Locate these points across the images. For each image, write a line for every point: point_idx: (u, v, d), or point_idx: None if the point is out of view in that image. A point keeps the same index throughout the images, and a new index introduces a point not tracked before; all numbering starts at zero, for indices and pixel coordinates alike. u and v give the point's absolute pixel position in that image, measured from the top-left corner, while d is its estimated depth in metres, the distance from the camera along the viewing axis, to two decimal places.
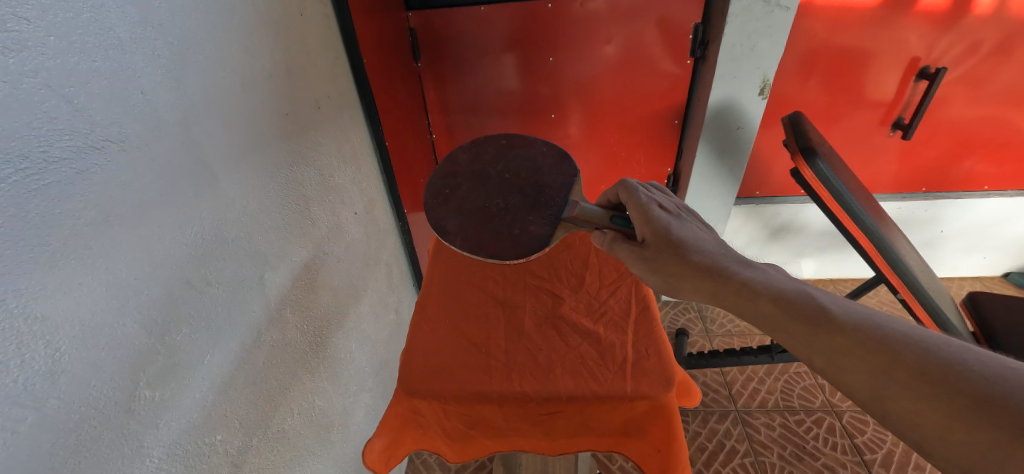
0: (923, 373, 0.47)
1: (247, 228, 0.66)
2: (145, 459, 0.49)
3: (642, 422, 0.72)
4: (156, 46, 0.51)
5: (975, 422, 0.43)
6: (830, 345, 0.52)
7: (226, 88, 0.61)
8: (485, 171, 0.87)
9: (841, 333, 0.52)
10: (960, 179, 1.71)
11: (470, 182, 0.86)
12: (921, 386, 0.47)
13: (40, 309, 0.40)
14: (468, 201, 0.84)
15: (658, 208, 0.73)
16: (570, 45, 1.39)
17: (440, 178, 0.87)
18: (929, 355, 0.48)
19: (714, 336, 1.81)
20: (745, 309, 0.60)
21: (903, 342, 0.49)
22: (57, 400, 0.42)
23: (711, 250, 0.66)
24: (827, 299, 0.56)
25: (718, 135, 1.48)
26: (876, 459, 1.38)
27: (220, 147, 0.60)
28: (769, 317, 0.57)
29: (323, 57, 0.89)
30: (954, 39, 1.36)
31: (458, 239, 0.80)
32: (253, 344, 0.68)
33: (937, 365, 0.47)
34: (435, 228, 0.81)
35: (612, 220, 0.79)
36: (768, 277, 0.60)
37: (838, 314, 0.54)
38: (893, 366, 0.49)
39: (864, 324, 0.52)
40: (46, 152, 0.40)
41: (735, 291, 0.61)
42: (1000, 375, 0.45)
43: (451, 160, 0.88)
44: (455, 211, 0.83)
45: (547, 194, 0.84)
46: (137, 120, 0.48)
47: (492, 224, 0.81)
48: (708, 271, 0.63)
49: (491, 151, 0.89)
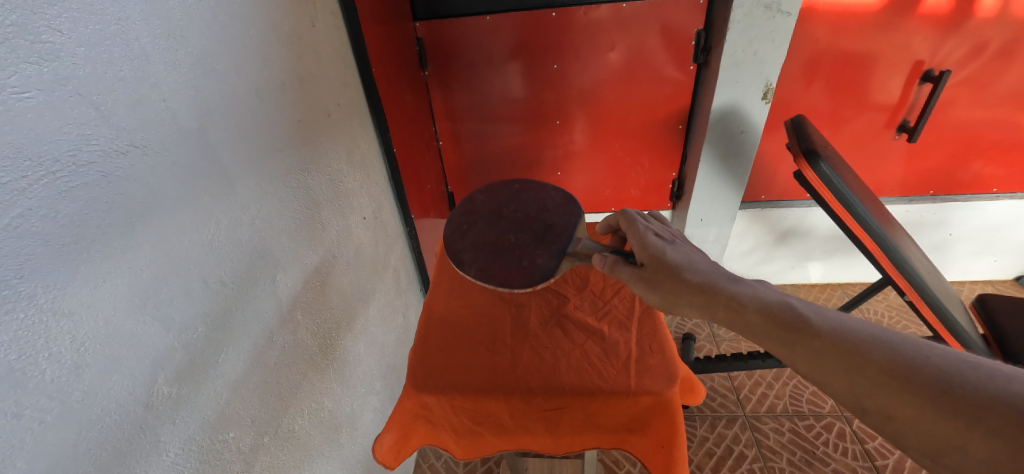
0: (893, 371, 0.49)
1: (261, 231, 0.68)
2: (161, 453, 0.51)
3: (647, 420, 0.73)
4: (178, 56, 0.53)
5: (940, 413, 0.45)
6: (810, 350, 0.53)
7: (241, 96, 0.64)
8: (498, 211, 0.90)
9: (819, 338, 0.53)
10: (969, 182, 1.70)
11: (486, 219, 0.89)
12: (894, 382, 0.48)
13: (67, 304, 0.42)
14: (484, 235, 0.86)
15: (654, 235, 0.75)
16: (575, 53, 1.42)
17: (459, 217, 0.90)
18: (900, 354, 0.49)
19: (722, 341, 1.80)
20: (734, 320, 0.60)
21: (872, 343, 0.51)
22: (81, 393, 0.43)
23: (705, 269, 0.66)
24: (805, 306, 0.58)
25: (722, 139, 1.48)
26: (888, 465, 1.36)
27: (236, 154, 0.63)
28: (755, 327, 0.58)
29: (335, 66, 0.92)
30: (958, 41, 1.37)
31: (473, 268, 0.81)
32: (265, 343, 0.69)
33: (906, 363, 0.49)
34: (451, 253, 0.83)
35: (612, 253, 0.78)
36: (754, 289, 0.61)
37: (815, 321, 0.55)
38: (867, 365, 0.50)
39: (837, 329, 0.54)
40: (75, 156, 0.42)
41: (724, 304, 0.61)
42: (963, 368, 0.47)
43: (468, 201, 0.92)
44: (472, 243, 0.85)
45: (560, 226, 0.86)
46: (159, 127, 0.50)
47: (507, 255, 0.82)
48: (701, 288, 0.64)
49: (506, 194, 0.93)
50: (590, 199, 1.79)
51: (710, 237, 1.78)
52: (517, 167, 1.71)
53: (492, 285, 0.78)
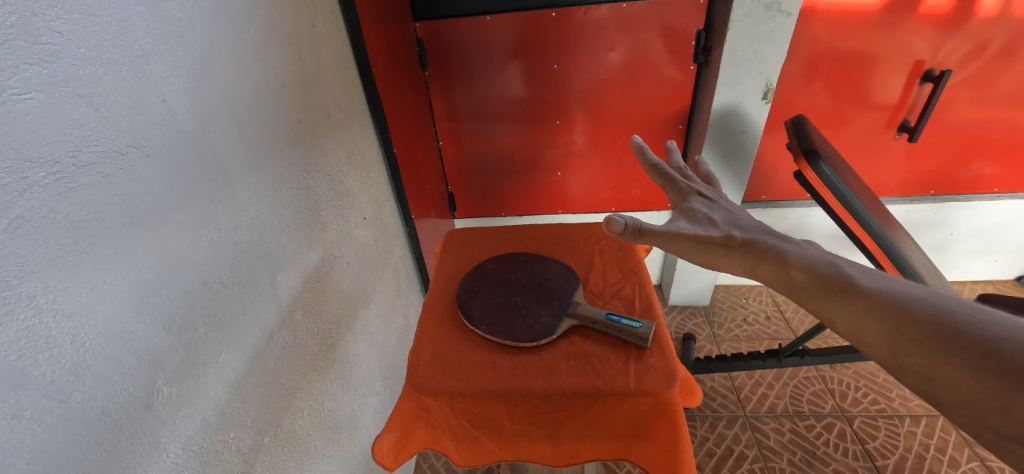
0: (936, 330, 0.46)
1: (261, 232, 0.68)
2: (162, 454, 0.51)
3: (647, 421, 0.72)
4: (178, 57, 0.53)
5: (980, 372, 0.42)
6: (850, 308, 0.52)
7: (241, 97, 0.64)
8: (507, 277, 0.88)
9: (860, 296, 0.52)
10: (970, 181, 1.70)
11: (495, 282, 0.87)
12: (934, 341, 0.46)
13: (67, 305, 0.42)
14: (494, 295, 0.84)
15: (698, 198, 0.78)
16: (575, 52, 1.42)
17: (469, 280, 0.88)
18: (944, 315, 0.47)
19: (722, 341, 1.80)
20: (775, 278, 0.61)
21: (920, 303, 0.49)
22: (81, 393, 0.43)
23: (747, 228, 0.69)
24: (854, 269, 0.56)
25: (723, 139, 1.48)
26: (888, 465, 1.36)
27: (236, 154, 0.63)
28: (796, 285, 0.58)
29: (335, 66, 0.92)
30: (958, 41, 1.37)
31: (484, 323, 0.79)
32: (265, 343, 0.69)
33: (951, 323, 0.46)
34: (461, 309, 0.81)
35: (608, 317, 0.77)
36: (802, 249, 0.61)
37: (860, 282, 0.54)
38: (908, 324, 0.48)
39: (883, 289, 0.52)
40: (75, 157, 0.42)
41: (766, 261, 0.62)
42: (1012, 329, 0.43)
43: (478, 267, 0.90)
44: (483, 301, 0.82)
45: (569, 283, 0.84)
46: (159, 127, 0.50)
47: (517, 311, 0.80)
48: (742, 243, 0.65)
49: (515, 262, 0.91)
50: (590, 199, 1.79)
51: None
52: (517, 167, 1.70)
53: (500, 339, 0.76)
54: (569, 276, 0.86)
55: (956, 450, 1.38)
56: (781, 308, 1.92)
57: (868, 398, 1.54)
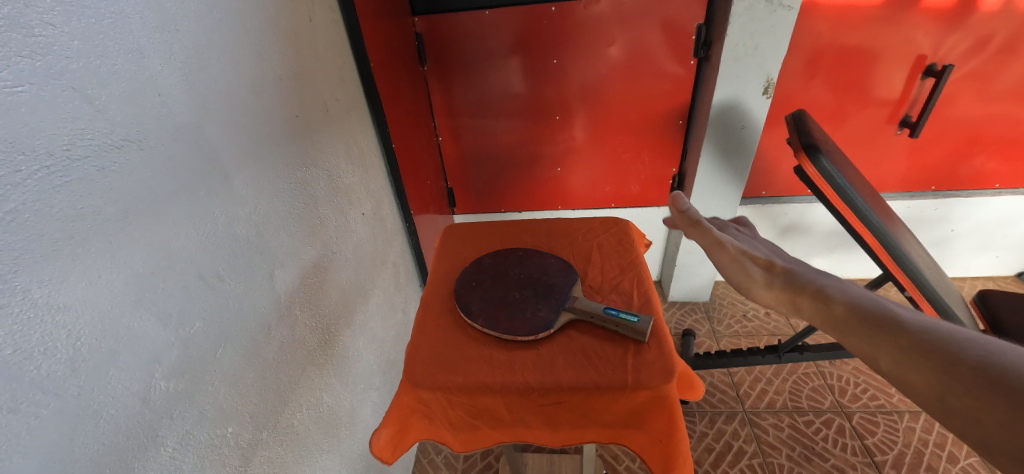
0: (992, 374, 0.39)
1: (259, 226, 0.68)
2: (159, 448, 0.51)
3: (644, 414, 0.72)
4: (173, 50, 0.53)
5: None
6: (890, 341, 0.46)
7: (237, 91, 0.63)
8: (505, 271, 0.87)
9: (903, 331, 0.46)
10: (972, 178, 1.69)
11: (493, 277, 0.87)
12: (989, 384, 0.39)
13: (62, 299, 0.42)
14: (492, 290, 0.84)
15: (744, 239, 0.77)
16: (575, 47, 1.41)
17: (467, 274, 0.88)
18: (1003, 357, 0.40)
19: (721, 337, 1.80)
20: (813, 310, 0.55)
21: (972, 343, 0.42)
22: (77, 387, 0.43)
23: (791, 264, 0.65)
24: (901, 308, 0.50)
25: (723, 134, 1.47)
26: (887, 460, 1.36)
27: (232, 149, 0.62)
28: (834, 316, 0.52)
29: (332, 60, 0.92)
30: (961, 35, 1.36)
31: (480, 317, 0.78)
32: (263, 338, 0.70)
33: (1011, 366, 0.39)
34: (459, 304, 0.81)
35: (606, 311, 0.77)
36: (846, 285, 0.56)
37: (905, 317, 0.47)
38: (960, 364, 0.41)
39: (930, 326, 0.45)
40: (69, 150, 0.42)
41: (806, 294, 0.57)
42: None
43: (476, 262, 0.90)
44: (481, 296, 0.82)
45: (567, 277, 0.84)
46: (154, 121, 0.50)
47: (514, 306, 0.80)
48: (785, 277, 0.62)
49: (513, 257, 0.91)
50: (589, 194, 1.78)
51: None
52: (516, 163, 1.70)
53: (497, 333, 0.76)
54: (567, 270, 0.86)
55: (955, 446, 1.38)
56: None
57: (868, 394, 1.54)
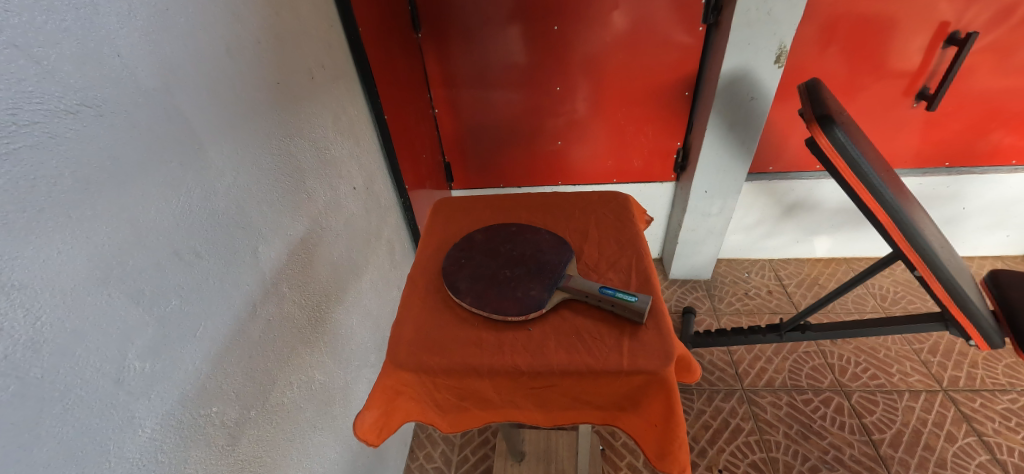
0: None
1: (237, 200, 0.64)
2: (136, 429, 0.49)
3: (639, 397, 0.71)
4: (132, 7, 0.48)
5: None
6: None
7: (209, 54, 0.59)
8: (496, 249, 0.84)
9: None
10: (988, 153, 1.63)
11: (482, 254, 0.83)
12: None
13: (19, 278, 0.39)
14: (481, 268, 0.81)
15: None
16: (577, 12, 1.34)
17: (457, 252, 0.85)
18: None
19: (722, 315, 1.78)
20: None
21: None
22: (40, 369, 0.40)
23: None
24: None
25: (730, 105, 1.41)
26: (885, 439, 1.35)
27: (206, 117, 0.58)
28: None
29: (317, 23, 0.86)
30: (986, 2, 1.29)
31: (468, 296, 0.76)
32: (247, 315, 0.67)
33: None
34: (448, 283, 0.78)
35: (602, 290, 0.73)
36: None
37: None
38: None
39: None
40: (15, 115, 0.38)
41: None
42: None
43: (466, 239, 0.87)
44: (469, 274, 0.79)
45: (560, 255, 0.81)
46: (114, 85, 0.46)
47: (502, 285, 0.77)
48: None
49: (504, 233, 0.88)
50: (590, 169, 1.74)
51: (713, 211, 1.70)
52: (515, 136, 1.65)
53: (485, 312, 0.73)
54: (562, 247, 0.83)
55: (953, 425, 1.38)
56: (783, 282, 1.89)
57: (868, 373, 1.53)
